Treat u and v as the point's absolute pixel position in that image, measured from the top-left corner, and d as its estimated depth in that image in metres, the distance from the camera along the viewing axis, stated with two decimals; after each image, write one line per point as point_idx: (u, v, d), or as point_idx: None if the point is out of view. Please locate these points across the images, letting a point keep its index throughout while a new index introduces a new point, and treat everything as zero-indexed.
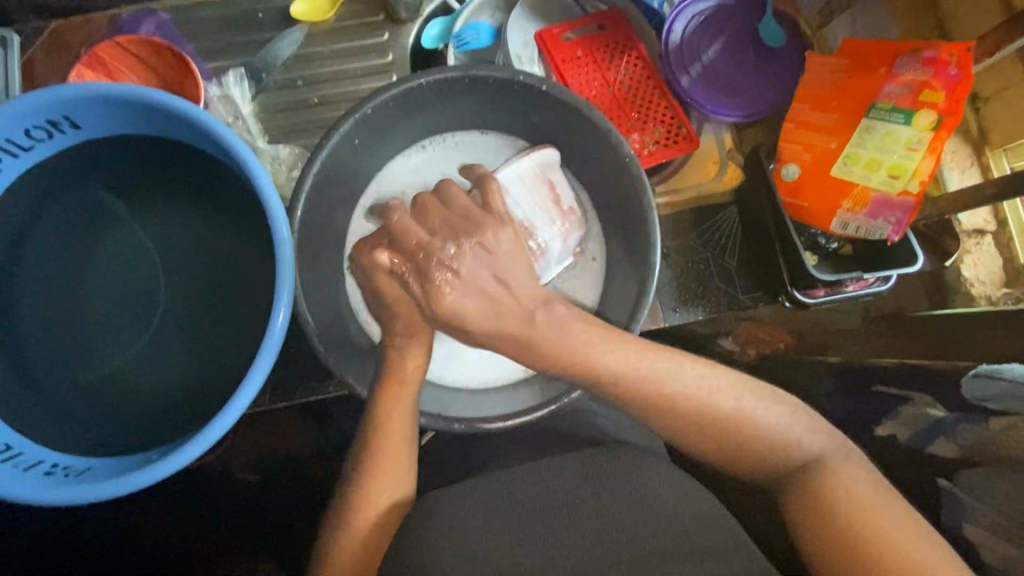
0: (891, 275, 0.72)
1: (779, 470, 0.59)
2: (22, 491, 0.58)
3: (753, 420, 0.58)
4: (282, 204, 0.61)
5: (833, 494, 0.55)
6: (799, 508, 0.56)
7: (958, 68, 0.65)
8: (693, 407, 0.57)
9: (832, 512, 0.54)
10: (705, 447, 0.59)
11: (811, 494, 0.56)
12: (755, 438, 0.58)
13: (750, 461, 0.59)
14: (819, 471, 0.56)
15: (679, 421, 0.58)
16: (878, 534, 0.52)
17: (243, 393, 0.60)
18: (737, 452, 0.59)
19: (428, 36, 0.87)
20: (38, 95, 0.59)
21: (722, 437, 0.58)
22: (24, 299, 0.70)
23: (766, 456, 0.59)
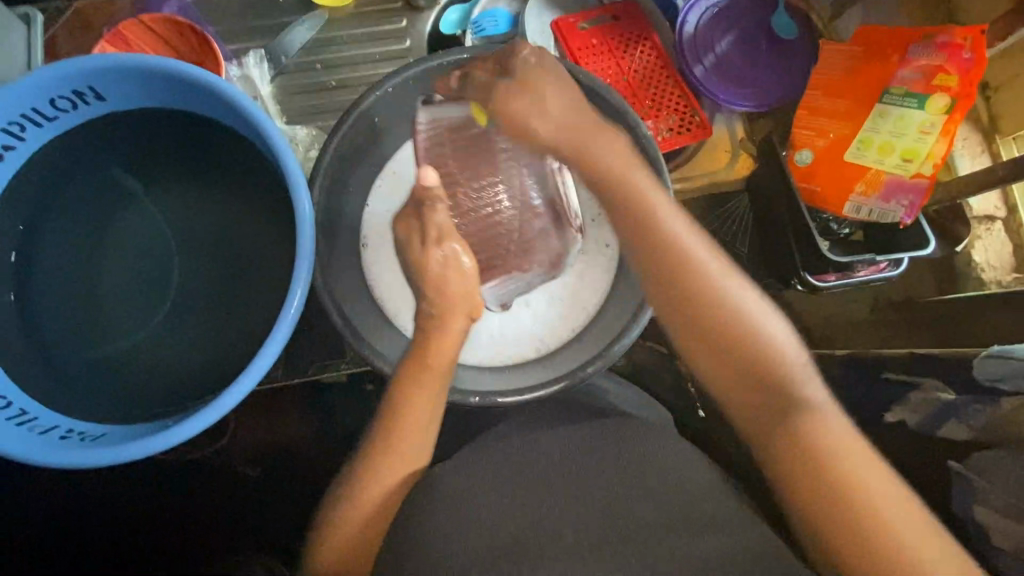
0: (903, 258, 0.72)
1: (761, 407, 0.57)
2: (39, 454, 0.58)
3: (764, 343, 0.57)
4: (304, 176, 0.62)
5: (830, 451, 0.53)
6: (790, 457, 0.54)
7: (971, 51, 0.67)
8: (707, 302, 0.58)
9: (818, 462, 0.53)
10: (691, 317, 0.59)
11: (792, 433, 0.54)
12: (751, 358, 0.57)
13: (758, 390, 0.57)
14: (817, 423, 0.54)
15: (681, 275, 0.59)
16: (866, 490, 0.51)
17: (260, 358, 0.60)
18: (734, 380, 0.58)
19: (446, 20, 0.88)
20: (61, 62, 0.60)
21: (716, 346, 0.58)
22: (40, 271, 0.70)
23: (758, 388, 0.57)
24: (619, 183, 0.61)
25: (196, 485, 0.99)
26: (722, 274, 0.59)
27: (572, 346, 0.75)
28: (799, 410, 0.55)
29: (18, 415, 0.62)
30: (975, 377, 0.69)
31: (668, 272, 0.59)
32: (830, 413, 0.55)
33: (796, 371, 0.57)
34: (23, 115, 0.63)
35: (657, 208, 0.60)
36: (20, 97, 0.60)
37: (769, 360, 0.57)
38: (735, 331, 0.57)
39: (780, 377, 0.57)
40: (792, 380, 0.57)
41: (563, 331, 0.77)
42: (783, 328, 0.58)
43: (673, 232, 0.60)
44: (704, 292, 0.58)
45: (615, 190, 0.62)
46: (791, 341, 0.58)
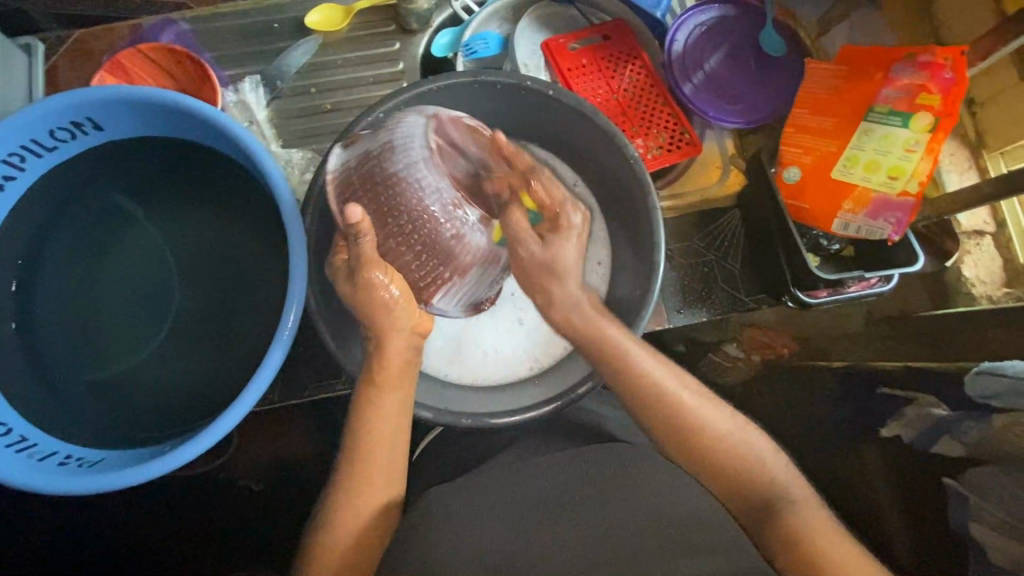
0: (891, 275, 0.73)
1: (752, 509, 0.61)
2: (37, 480, 0.59)
3: (744, 450, 0.64)
4: (295, 202, 0.63)
5: (806, 537, 0.57)
6: (776, 540, 0.58)
7: (953, 71, 0.67)
8: (694, 426, 0.64)
9: (801, 550, 0.57)
10: (686, 456, 0.64)
11: (783, 535, 0.58)
12: (739, 463, 0.63)
13: (741, 491, 0.63)
14: (799, 518, 0.59)
15: (669, 425, 0.64)
16: (844, 569, 0.55)
17: (255, 383, 0.60)
18: (715, 478, 0.63)
19: (438, 44, 0.88)
20: (61, 95, 0.61)
21: (712, 467, 0.64)
22: (38, 297, 0.71)
23: (745, 491, 0.63)
24: (589, 332, 0.67)
25: (198, 503, 1.00)
26: (685, 388, 0.65)
27: (563, 368, 0.76)
28: (780, 503, 0.61)
29: (16, 441, 0.62)
30: (965, 392, 0.68)
31: (664, 421, 0.64)
32: (808, 504, 0.61)
33: (773, 475, 0.63)
34: (23, 146, 0.64)
35: (628, 353, 0.65)
36: (20, 129, 0.62)
37: (744, 461, 0.64)
38: (713, 439, 0.64)
39: (764, 476, 0.63)
40: (767, 473, 0.63)
41: (556, 349, 0.78)
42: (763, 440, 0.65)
43: (618, 343, 0.65)
44: (697, 436, 0.64)
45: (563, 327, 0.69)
46: (772, 454, 0.65)
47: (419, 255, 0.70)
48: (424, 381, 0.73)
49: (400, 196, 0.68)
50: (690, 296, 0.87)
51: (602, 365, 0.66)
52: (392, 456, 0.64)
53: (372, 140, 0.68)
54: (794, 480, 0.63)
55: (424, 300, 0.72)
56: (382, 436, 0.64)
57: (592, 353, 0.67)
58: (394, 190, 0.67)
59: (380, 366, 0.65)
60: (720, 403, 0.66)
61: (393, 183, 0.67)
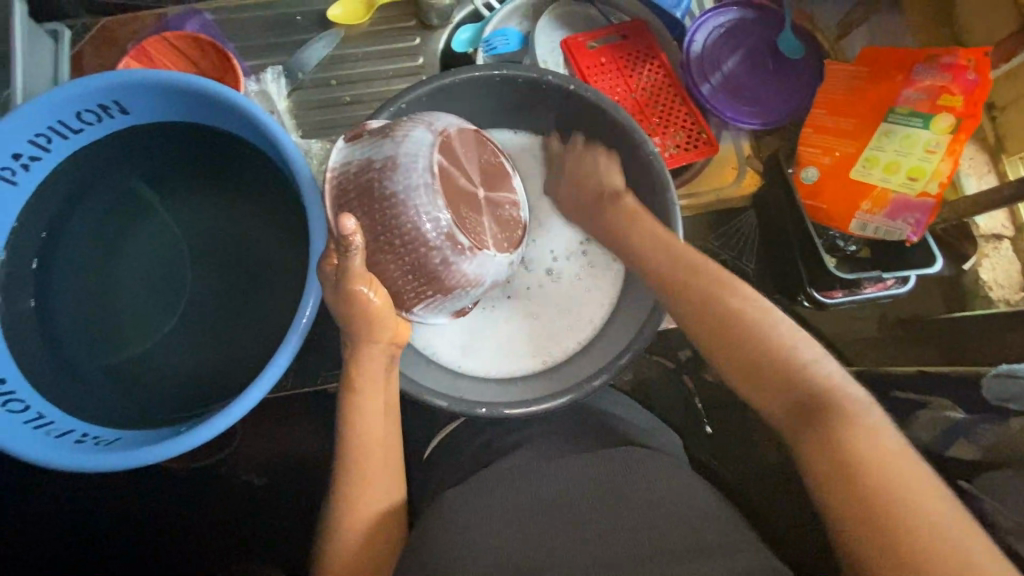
0: (908, 277, 0.73)
1: (792, 411, 0.53)
2: (56, 457, 0.59)
3: (778, 334, 0.56)
4: (316, 188, 0.63)
5: (864, 452, 0.47)
6: (823, 458, 0.49)
7: (976, 72, 0.68)
8: (720, 304, 0.60)
9: (839, 456, 0.48)
10: (716, 340, 0.59)
11: (827, 441, 0.49)
12: (785, 355, 0.55)
13: (774, 388, 0.55)
14: (855, 433, 0.48)
15: (704, 310, 0.60)
16: (902, 491, 0.45)
17: (273, 369, 0.60)
18: (751, 376, 0.56)
19: (459, 40, 0.89)
20: (90, 77, 0.62)
21: (751, 362, 0.56)
22: (59, 279, 0.72)
23: (784, 389, 0.54)
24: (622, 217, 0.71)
25: (205, 492, 1.00)
26: (723, 281, 0.62)
27: (578, 360, 0.76)
28: (816, 402, 0.52)
29: (34, 418, 0.62)
30: (983, 394, 0.68)
31: (692, 299, 0.62)
32: (879, 430, 0.49)
33: (850, 399, 0.51)
34: (50, 127, 0.64)
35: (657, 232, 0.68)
36: (49, 109, 0.62)
37: (809, 374, 0.54)
38: (739, 320, 0.59)
39: (821, 381, 0.53)
40: (811, 375, 0.54)
41: (570, 343, 0.78)
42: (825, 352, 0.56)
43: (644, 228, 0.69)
44: (732, 325, 0.59)
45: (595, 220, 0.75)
46: (814, 357, 0.55)
47: (408, 275, 0.64)
48: (438, 372, 0.73)
49: (387, 214, 0.61)
50: None
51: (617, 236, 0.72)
52: (386, 448, 0.64)
53: (378, 150, 0.63)
54: (852, 389, 0.54)
55: (403, 308, 0.67)
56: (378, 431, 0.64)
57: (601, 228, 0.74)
58: (388, 211, 0.61)
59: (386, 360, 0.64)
60: (775, 310, 0.61)
61: (382, 196, 0.62)
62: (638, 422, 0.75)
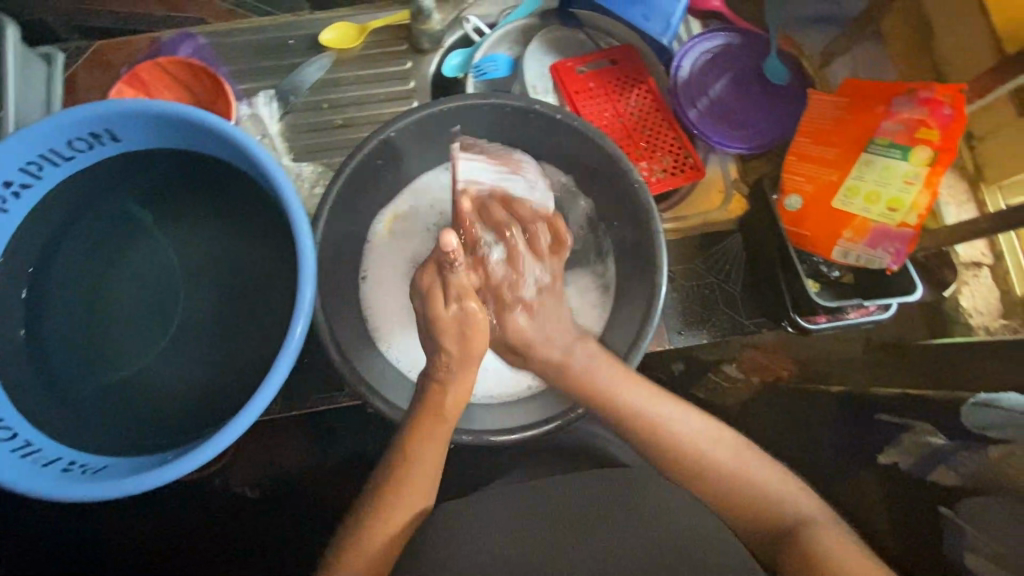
0: (889, 304, 0.75)
1: (767, 537, 0.59)
2: (42, 485, 0.59)
3: (715, 460, 0.61)
4: (305, 217, 0.64)
5: (826, 559, 0.54)
6: (791, 572, 0.56)
7: (951, 108, 0.69)
8: (663, 441, 0.62)
9: (809, 565, 0.55)
10: (694, 480, 0.62)
11: (799, 556, 0.56)
12: (735, 479, 0.61)
13: (752, 514, 0.61)
14: (822, 540, 0.56)
15: (678, 464, 0.62)
16: None
17: (260, 397, 0.61)
18: (737, 507, 0.61)
19: (450, 65, 0.91)
20: (81, 107, 0.62)
21: (728, 493, 0.61)
22: (49, 303, 0.72)
23: (743, 505, 0.61)
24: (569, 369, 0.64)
25: (196, 511, 1.00)
26: (653, 397, 0.64)
27: (563, 388, 0.75)
28: (797, 526, 0.58)
29: (21, 446, 0.63)
30: (963, 423, 0.68)
31: (625, 429, 0.64)
32: (820, 524, 0.58)
33: (774, 488, 0.61)
34: (40, 156, 0.65)
35: (626, 398, 0.63)
36: (39, 139, 0.63)
37: (740, 481, 0.61)
38: (683, 449, 0.62)
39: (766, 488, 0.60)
40: (782, 496, 0.60)
41: None
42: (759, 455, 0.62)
43: (599, 384, 0.64)
44: (705, 468, 0.61)
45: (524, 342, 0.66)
46: (780, 477, 0.62)
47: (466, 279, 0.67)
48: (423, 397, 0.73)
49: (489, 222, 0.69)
50: (691, 318, 0.88)
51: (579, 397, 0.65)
52: None
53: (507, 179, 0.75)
54: (788, 484, 0.61)
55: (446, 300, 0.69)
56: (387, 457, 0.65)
57: (552, 370, 0.66)
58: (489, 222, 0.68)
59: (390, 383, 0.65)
60: (685, 407, 0.65)
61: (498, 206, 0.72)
62: (627, 444, 0.75)
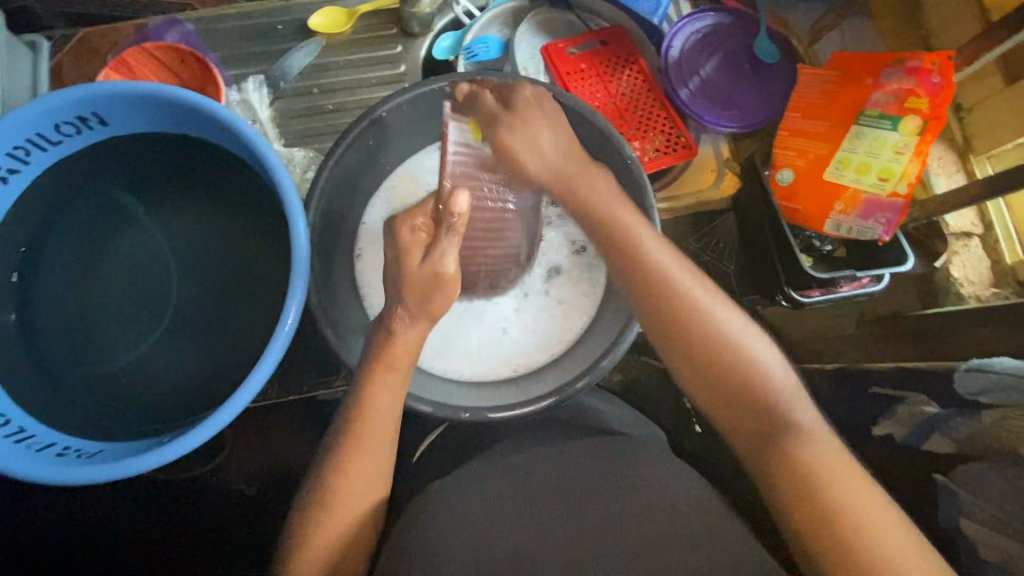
0: (881, 275, 0.75)
1: (762, 434, 0.56)
2: (35, 469, 0.58)
3: (745, 359, 0.58)
4: (298, 196, 0.63)
5: (806, 465, 0.52)
6: (775, 471, 0.54)
7: (940, 75, 0.70)
8: (692, 315, 0.59)
9: (805, 482, 0.52)
10: (713, 373, 0.58)
11: (787, 459, 0.53)
12: (756, 380, 0.57)
13: (747, 413, 0.57)
14: (811, 449, 0.53)
15: (687, 343, 0.59)
16: (862, 527, 0.49)
17: (256, 375, 0.60)
18: (725, 400, 0.58)
19: (439, 47, 0.90)
20: (70, 88, 0.62)
21: (716, 377, 0.58)
22: (38, 290, 0.72)
23: (753, 410, 0.57)
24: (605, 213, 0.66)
25: (192, 502, 0.99)
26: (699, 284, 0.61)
27: (555, 369, 0.75)
28: (793, 432, 0.54)
29: (15, 432, 0.62)
30: (957, 389, 0.70)
31: (668, 306, 0.60)
32: (817, 435, 0.54)
33: (787, 395, 0.57)
34: (29, 139, 0.64)
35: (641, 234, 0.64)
36: (28, 121, 0.62)
37: (763, 385, 0.57)
38: (714, 338, 0.58)
39: (778, 401, 0.56)
40: (777, 396, 0.57)
41: (542, 356, 0.78)
42: (782, 363, 0.58)
43: (655, 256, 0.62)
44: (728, 362, 0.58)
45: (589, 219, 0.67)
46: (782, 374, 0.58)
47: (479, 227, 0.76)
48: (424, 377, 0.74)
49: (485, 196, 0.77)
50: None
51: (604, 238, 0.65)
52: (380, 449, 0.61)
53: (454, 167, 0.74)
54: (802, 401, 0.57)
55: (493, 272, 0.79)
56: (377, 413, 0.61)
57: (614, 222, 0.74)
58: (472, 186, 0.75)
59: (389, 350, 0.63)
60: (754, 327, 0.60)
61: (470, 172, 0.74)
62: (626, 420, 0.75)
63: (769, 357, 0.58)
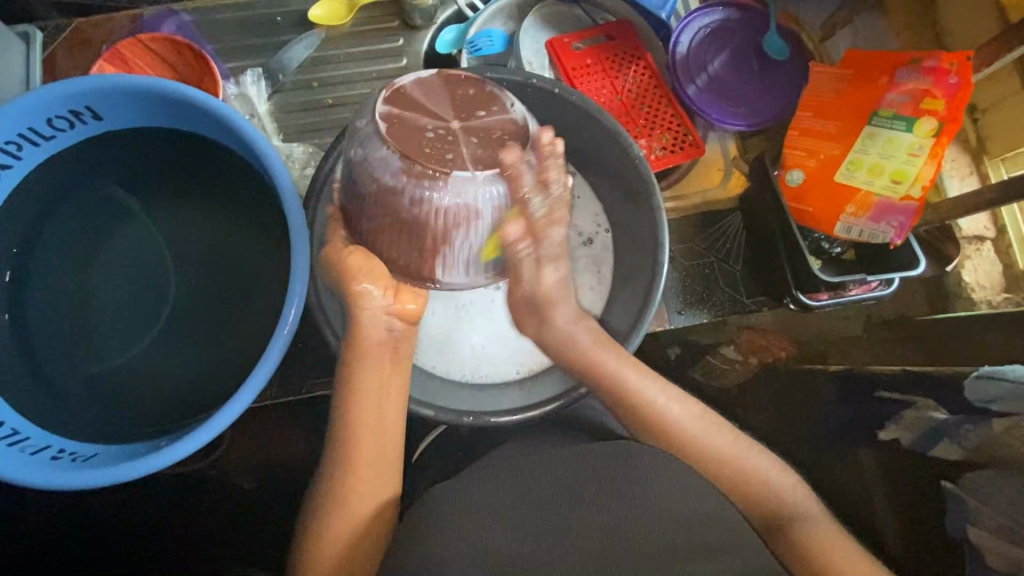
0: (893, 279, 0.73)
1: (762, 519, 0.63)
2: (30, 473, 0.57)
3: (732, 462, 0.65)
4: (297, 195, 0.62)
5: (808, 547, 0.60)
6: (783, 551, 0.61)
7: (958, 76, 0.68)
8: (672, 417, 0.66)
9: (810, 559, 0.59)
10: (706, 466, 0.65)
11: (790, 543, 0.61)
12: (741, 472, 0.65)
13: (747, 500, 0.64)
14: (811, 534, 0.61)
15: (681, 468, 0.64)
16: None
17: (255, 377, 0.59)
18: (715, 478, 0.65)
19: (443, 40, 0.89)
20: (61, 82, 0.60)
21: (714, 469, 0.65)
22: (33, 288, 0.70)
23: (751, 505, 0.64)
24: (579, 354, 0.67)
25: (190, 501, 0.98)
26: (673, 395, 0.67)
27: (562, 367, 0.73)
28: (791, 521, 0.63)
29: (9, 435, 0.61)
30: (965, 396, 0.69)
31: (651, 413, 0.66)
32: (811, 520, 0.63)
33: (777, 483, 0.65)
34: (21, 134, 0.63)
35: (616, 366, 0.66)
36: (19, 117, 0.60)
37: (750, 475, 0.65)
38: (702, 449, 0.65)
39: (778, 498, 0.64)
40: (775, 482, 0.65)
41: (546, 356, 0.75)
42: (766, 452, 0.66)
43: (611, 371, 0.66)
44: (717, 471, 0.64)
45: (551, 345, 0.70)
46: (773, 468, 0.65)
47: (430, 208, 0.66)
48: (424, 379, 0.71)
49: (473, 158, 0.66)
50: (690, 298, 0.87)
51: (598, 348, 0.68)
52: (383, 442, 0.63)
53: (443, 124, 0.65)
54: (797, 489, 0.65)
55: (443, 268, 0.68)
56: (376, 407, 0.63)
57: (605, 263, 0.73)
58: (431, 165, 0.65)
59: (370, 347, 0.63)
60: (741, 440, 0.66)
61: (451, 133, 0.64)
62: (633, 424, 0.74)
63: (756, 467, 0.65)
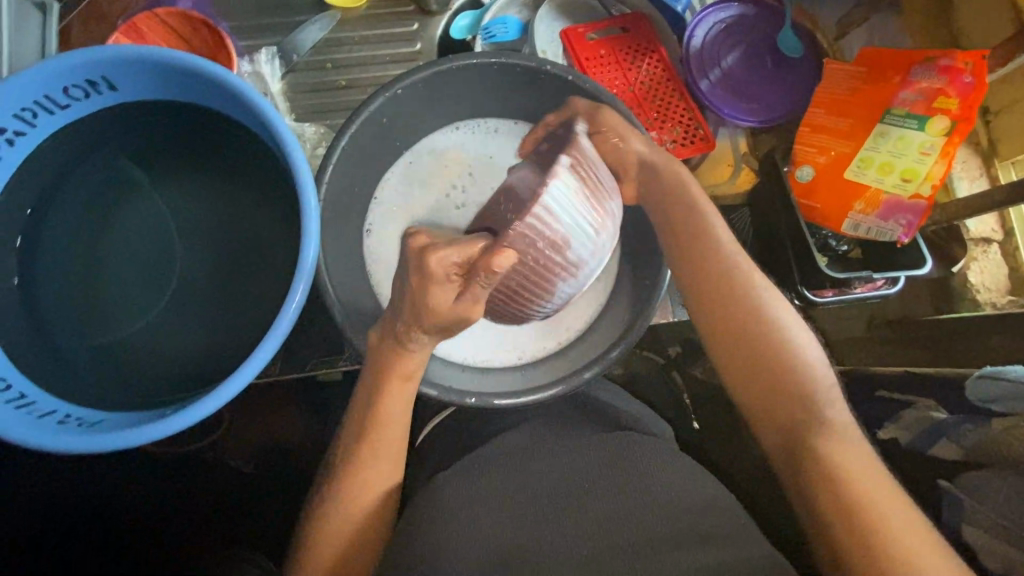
0: (898, 277, 0.74)
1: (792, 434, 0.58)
2: (36, 435, 0.58)
3: (802, 367, 0.60)
4: (310, 172, 0.62)
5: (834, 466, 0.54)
6: (812, 467, 0.55)
7: (972, 75, 0.69)
8: (753, 301, 0.63)
9: (835, 482, 0.53)
10: (761, 373, 0.60)
11: (821, 460, 0.55)
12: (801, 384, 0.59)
13: (783, 417, 0.59)
14: (836, 448, 0.55)
15: (754, 355, 0.61)
16: (894, 534, 0.50)
17: (262, 351, 0.59)
18: (765, 389, 0.60)
19: (457, 25, 0.89)
20: (78, 51, 0.60)
21: (768, 374, 0.60)
22: (42, 257, 0.70)
23: (793, 417, 0.59)
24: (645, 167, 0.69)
25: (190, 477, 0.99)
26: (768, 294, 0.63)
27: (561, 357, 0.74)
28: (826, 436, 0.56)
29: (16, 397, 0.61)
30: (967, 397, 0.70)
31: (725, 292, 0.64)
32: (853, 443, 0.56)
33: (829, 403, 0.59)
34: (36, 101, 0.63)
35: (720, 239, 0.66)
36: (36, 83, 0.61)
37: (809, 391, 0.59)
38: (774, 349, 0.61)
39: (823, 417, 0.58)
40: (829, 412, 0.58)
41: (548, 344, 0.76)
42: (827, 368, 0.60)
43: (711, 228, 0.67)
44: (787, 376, 0.59)
45: (658, 211, 0.70)
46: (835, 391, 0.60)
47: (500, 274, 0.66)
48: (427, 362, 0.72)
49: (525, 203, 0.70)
50: None
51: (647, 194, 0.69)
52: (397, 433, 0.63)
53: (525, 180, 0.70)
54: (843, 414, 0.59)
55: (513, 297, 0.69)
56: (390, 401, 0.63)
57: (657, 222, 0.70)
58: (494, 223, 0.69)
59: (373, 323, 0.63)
60: (813, 342, 0.62)
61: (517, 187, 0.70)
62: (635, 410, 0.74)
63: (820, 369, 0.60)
